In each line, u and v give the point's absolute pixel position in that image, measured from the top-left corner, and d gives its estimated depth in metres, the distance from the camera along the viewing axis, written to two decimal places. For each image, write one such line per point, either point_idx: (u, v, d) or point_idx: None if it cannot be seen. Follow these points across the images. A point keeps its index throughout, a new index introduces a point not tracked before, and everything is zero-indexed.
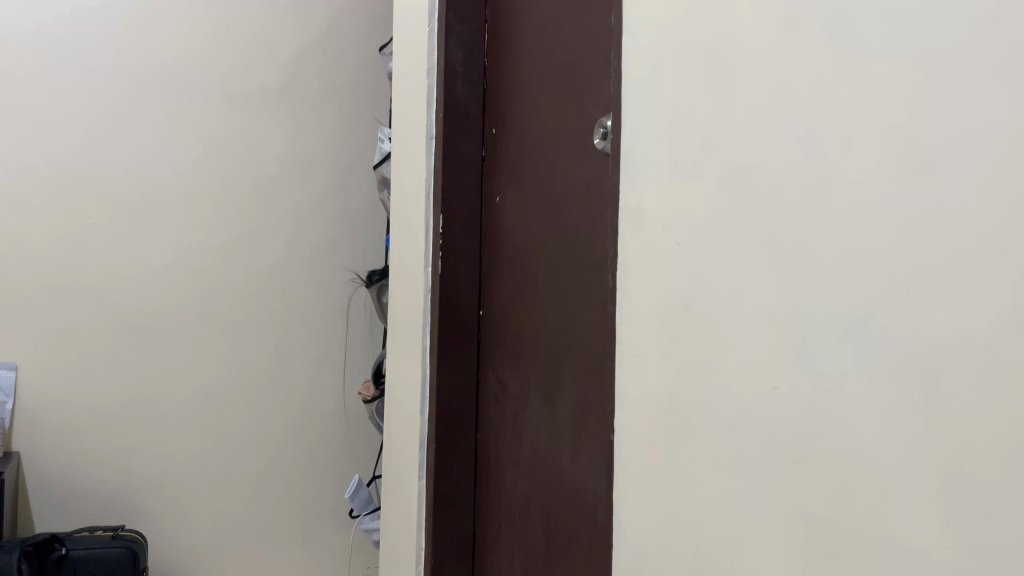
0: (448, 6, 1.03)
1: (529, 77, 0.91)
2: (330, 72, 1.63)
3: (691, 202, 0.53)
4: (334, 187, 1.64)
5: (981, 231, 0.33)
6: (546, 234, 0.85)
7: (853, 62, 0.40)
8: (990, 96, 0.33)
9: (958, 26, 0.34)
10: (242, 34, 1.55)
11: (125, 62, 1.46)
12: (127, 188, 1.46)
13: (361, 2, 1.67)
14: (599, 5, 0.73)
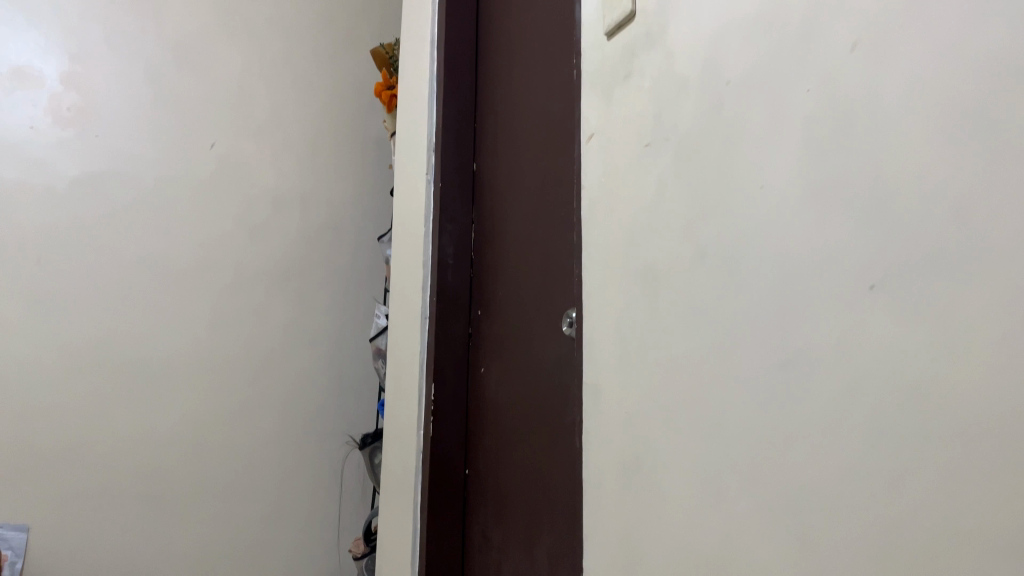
0: (440, 209, 1.23)
1: (510, 269, 1.09)
2: (333, 256, 1.84)
3: (634, 380, 0.70)
4: (333, 356, 1.80)
5: (824, 408, 0.49)
6: (524, 400, 1.00)
7: (736, 289, 0.58)
8: (822, 319, 0.50)
9: (803, 271, 0.52)
10: (256, 224, 1.76)
11: (152, 248, 1.64)
12: (145, 359, 1.60)
13: (362, 197, 1.91)
14: (564, 221, 0.92)
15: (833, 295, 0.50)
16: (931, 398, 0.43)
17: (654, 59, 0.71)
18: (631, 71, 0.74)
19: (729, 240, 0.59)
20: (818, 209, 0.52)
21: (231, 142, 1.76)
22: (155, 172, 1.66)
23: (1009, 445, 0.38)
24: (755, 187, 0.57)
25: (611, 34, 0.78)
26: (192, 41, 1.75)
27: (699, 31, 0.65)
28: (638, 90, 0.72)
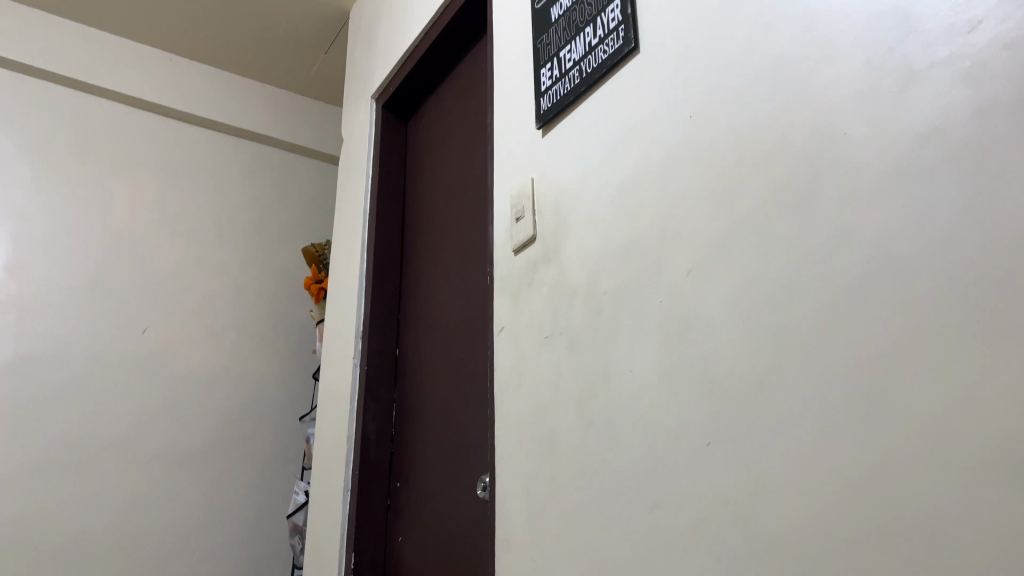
0: (365, 390, 1.38)
1: (429, 442, 1.23)
2: (253, 435, 1.92)
3: (540, 530, 0.83)
4: (247, 535, 1.83)
5: (679, 542, 0.65)
6: (441, 561, 1.11)
7: (616, 452, 0.74)
8: (675, 472, 0.67)
9: (660, 437, 0.69)
10: (179, 404, 1.83)
11: (76, 425, 1.68)
12: (57, 539, 1.59)
13: (285, 378, 2.02)
14: (478, 398, 1.09)
15: (681, 454, 0.67)
16: (752, 526, 0.58)
17: (551, 273, 0.91)
18: (534, 280, 0.94)
19: (609, 413, 0.76)
20: (668, 389, 0.70)
21: (163, 328, 1.87)
22: (85, 354, 1.75)
23: (801, 552, 0.54)
24: (627, 371, 0.75)
25: (518, 250, 0.99)
26: (133, 237, 1.90)
27: (584, 254, 0.85)
28: (540, 295, 0.92)
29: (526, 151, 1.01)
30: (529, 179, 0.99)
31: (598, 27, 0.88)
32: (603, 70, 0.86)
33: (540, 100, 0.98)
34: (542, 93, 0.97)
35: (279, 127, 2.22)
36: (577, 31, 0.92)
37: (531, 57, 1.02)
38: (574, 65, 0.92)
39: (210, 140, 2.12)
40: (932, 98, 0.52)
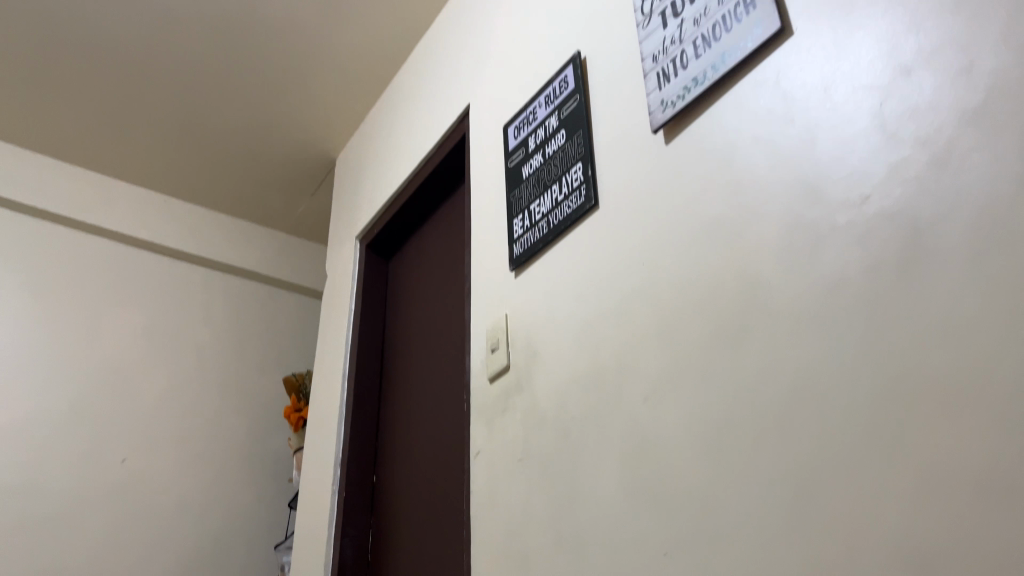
0: (343, 516, 1.42)
1: (405, 565, 1.26)
2: (226, 565, 1.91)
3: None
4: None
5: None
6: None
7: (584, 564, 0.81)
8: None
9: (623, 549, 0.76)
10: (152, 534, 1.84)
11: (49, 555, 1.68)
12: None
13: (260, 507, 2.04)
14: (455, 520, 1.15)
15: (640, 563, 0.74)
16: None
17: (523, 400, 1.00)
18: (509, 405, 1.03)
19: (578, 527, 0.83)
20: (627, 505, 0.77)
21: (140, 456, 1.90)
22: (62, 482, 1.76)
23: None
24: (592, 489, 0.83)
25: (493, 379, 1.08)
26: (118, 366, 1.97)
27: (553, 382, 0.95)
28: (514, 419, 1.01)
29: (500, 289, 1.12)
30: (503, 315, 1.09)
31: (563, 186, 1.01)
32: (567, 222, 0.98)
33: (513, 246, 1.10)
34: (515, 239, 1.10)
35: (263, 262, 2.33)
36: (545, 188, 1.05)
37: (505, 209, 1.15)
38: (542, 216, 1.05)
39: (196, 275, 2.23)
40: (836, 259, 0.61)
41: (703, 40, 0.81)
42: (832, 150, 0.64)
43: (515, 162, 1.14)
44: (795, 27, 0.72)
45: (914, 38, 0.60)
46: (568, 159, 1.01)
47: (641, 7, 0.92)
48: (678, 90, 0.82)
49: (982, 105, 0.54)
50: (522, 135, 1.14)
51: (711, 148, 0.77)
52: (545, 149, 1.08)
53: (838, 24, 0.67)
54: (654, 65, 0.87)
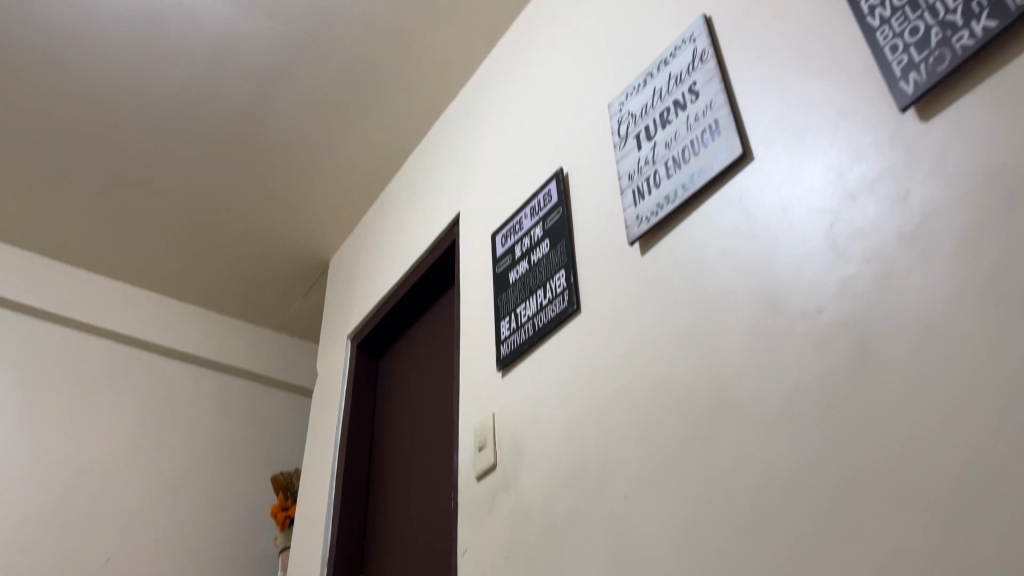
0: None
1: None
2: None
3: None
4: None
5: None
6: None
7: None
8: None
9: None
10: None
11: None
12: None
13: None
14: None
15: None
16: None
17: (509, 498, 1.03)
18: (496, 503, 1.05)
19: None
20: None
21: (124, 557, 1.88)
22: None
23: None
24: None
25: (480, 477, 1.11)
26: (106, 465, 1.97)
27: (538, 480, 0.98)
28: (500, 518, 1.03)
29: (488, 389, 1.17)
30: (490, 414, 1.13)
31: (547, 291, 1.07)
32: (551, 325, 1.04)
33: (500, 347, 1.15)
34: (502, 341, 1.15)
35: (254, 360, 2.36)
36: (531, 293, 1.11)
37: (493, 311, 1.21)
38: (528, 319, 1.10)
39: (187, 372, 2.25)
40: (796, 364, 0.66)
41: (674, 162, 0.89)
42: (790, 266, 0.70)
43: (502, 268, 1.21)
44: (755, 151, 0.79)
45: (858, 166, 0.67)
46: (552, 266, 1.08)
47: (618, 129, 1.01)
48: (652, 206, 0.89)
49: (917, 229, 0.60)
50: (510, 242, 1.21)
51: (683, 260, 0.84)
52: (530, 256, 1.14)
53: (792, 150, 0.74)
54: (630, 183, 0.95)
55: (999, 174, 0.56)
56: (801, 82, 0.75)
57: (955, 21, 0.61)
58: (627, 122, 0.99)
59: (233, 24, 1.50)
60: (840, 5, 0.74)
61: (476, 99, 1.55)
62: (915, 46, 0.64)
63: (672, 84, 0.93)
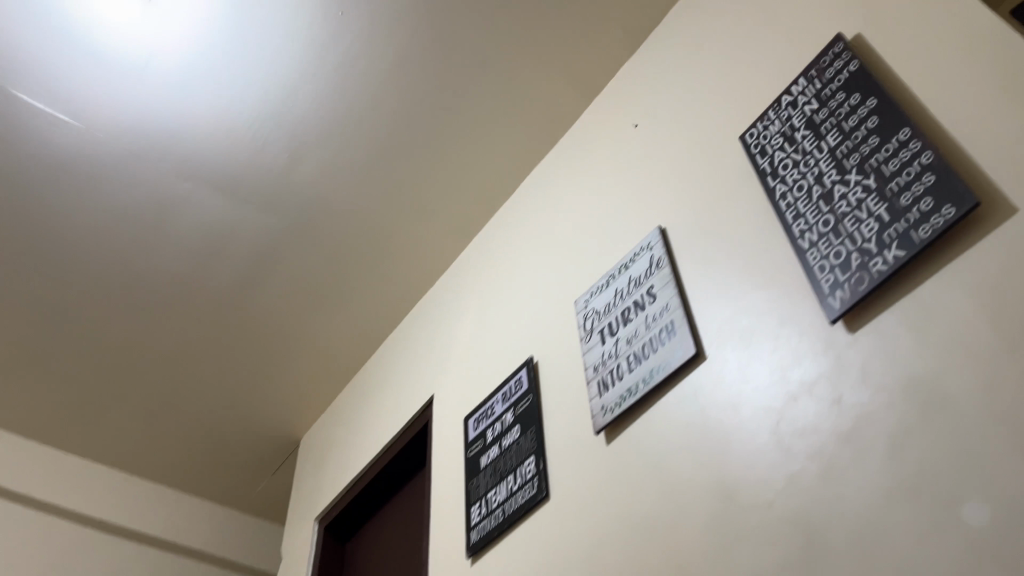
0: None
1: None
2: None
3: None
4: None
5: None
6: None
7: None
8: None
9: None
10: None
11: None
12: None
13: None
14: None
15: None
16: None
17: None
18: None
19: None
20: None
21: None
22: None
23: None
24: None
25: None
26: None
27: None
28: None
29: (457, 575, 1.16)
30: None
31: (517, 476, 1.11)
32: (520, 511, 1.06)
33: (471, 532, 1.16)
34: (472, 526, 1.17)
35: (214, 542, 2.29)
36: (501, 477, 1.15)
37: (463, 496, 1.23)
38: (498, 504, 1.13)
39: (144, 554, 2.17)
40: (752, 554, 0.70)
41: (635, 358, 0.96)
42: (742, 459, 0.76)
43: (473, 452, 1.25)
44: (707, 352, 0.87)
45: (798, 368, 0.74)
46: (521, 452, 1.12)
47: (584, 325, 1.09)
48: (615, 398, 0.96)
49: (852, 429, 0.67)
50: (481, 426, 1.26)
51: (646, 450, 0.90)
52: (501, 441, 1.19)
53: (741, 351, 0.82)
54: (596, 374, 1.02)
55: (916, 385, 0.63)
56: (746, 291, 0.84)
57: (870, 248, 0.71)
58: (592, 318, 1.08)
59: (228, 216, 1.61)
60: (775, 227, 0.85)
61: (452, 288, 1.65)
62: (840, 268, 0.73)
63: (632, 285, 1.03)
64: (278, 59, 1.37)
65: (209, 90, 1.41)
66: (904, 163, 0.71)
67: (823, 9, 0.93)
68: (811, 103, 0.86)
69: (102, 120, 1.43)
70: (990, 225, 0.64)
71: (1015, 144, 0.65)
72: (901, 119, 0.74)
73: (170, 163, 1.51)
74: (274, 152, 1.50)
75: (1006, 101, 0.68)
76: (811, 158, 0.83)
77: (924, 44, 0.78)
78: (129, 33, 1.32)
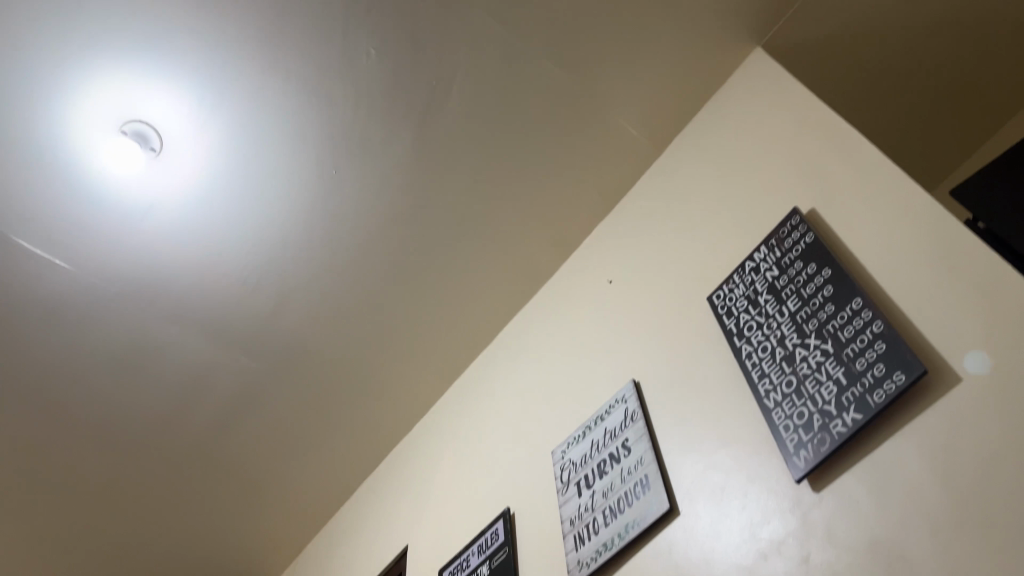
0: None
1: None
2: None
3: None
4: None
5: None
6: None
7: None
8: None
9: None
10: None
11: None
12: None
13: None
14: None
15: None
16: None
17: None
18: None
19: None
20: None
21: None
22: None
23: None
24: None
25: None
26: None
27: None
28: None
29: None
30: None
31: None
32: None
33: None
34: None
35: None
36: None
37: None
38: None
39: None
40: None
41: (610, 511, 0.98)
42: None
43: None
44: (681, 506, 0.89)
45: (768, 525, 0.76)
46: None
47: (560, 476, 1.11)
48: (591, 552, 0.96)
49: None
50: None
51: None
52: None
53: (713, 507, 0.84)
54: (572, 527, 1.03)
55: (878, 545, 0.66)
56: (717, 447, 0.87)
57: (830, 410, 0.75)
58: (568, 469, 1.10)
59: (211, 359, 1.63)
60: (742, 385, 0.89)
61: (432, 432, 1.67)
62: (803, 427, 0.77)
63: (608, 438, 1.05)
64: (273, 213, 1.44)
65: (204, 240, 1.46)
66: (857, 331, 0.77)
67: (780, 183, 1.02)
68: (772, 269, 0.92)
69: (96, 268, 1.47)
70: (938, 392, 0.68)
71: (956, 316, 0.71)
72: (852, 289, 0.80)
73: (159, 307, 1.54)
74: (262, 298, 1.55)
75: (945, 277, 0.74)
76: (774, 321, 0.88)
77: (872, 222, 0.85)
78: (131, 188, 1.38)
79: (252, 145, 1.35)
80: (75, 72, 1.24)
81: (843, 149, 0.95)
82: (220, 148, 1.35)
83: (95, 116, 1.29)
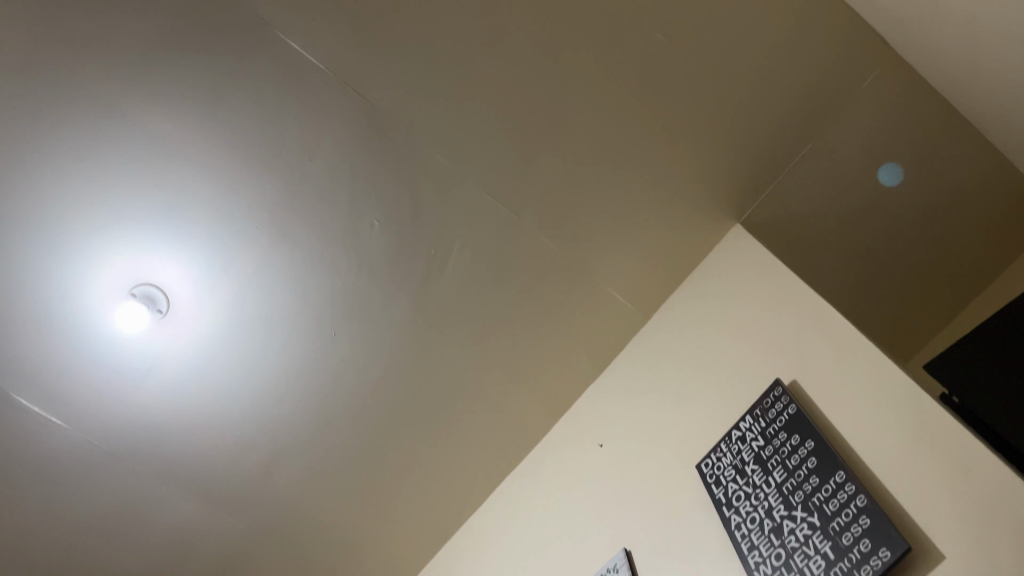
0: None
1: None
2: None
3: None
4: None
5: None
6: None
7: None
8: None
9: None
10: None
11: None
12: None
13: None
14: None
15: None
16: None
17: None
18: None
19: None
20: None
21: None
22: None
23: None
24: None
25: None
26: None
27: None
28: None
29: None
30: None
31: None
32: None
33: None
34: None
35: None
36: None
37: None
38: None
39: None
40: None
41: None
42: None
43: None
44: None
45: None
46: None
47: None
48: None
49: None
50: None
51: None
52: None
53: None
54: None
55: None
56: None
57: None
58: None
59: (197, 521, 1.60)
60: (733, 557, 0.90)
61: None
62: None
63: None
64: (270, 373, 1.47)
65: (201, 399, 1.48)
66: (841, 504, 0.78)
67: (762, 353, 1.07)
68: (757, 440, 0.95)
69: (90, 427, 1.47)
70: (924, 567, 0.69)
71: (935, 491, 0.73)
72: (834, 462, 0.82)
73: (149, 468, 1.53)
74: (254, 457, 1.55)
75: (922, 451, 0.77)
76: (761, 492, 0.90)
77: (850, 395, 0.89)
78: (134, 349, 1.41)
79: (254, 308, 1.40)
80: (90, 240, 1.30)
81: (818, 323, 1.00)
82: (224, 311, 1.40)
83: (105, 280, 1.34)
